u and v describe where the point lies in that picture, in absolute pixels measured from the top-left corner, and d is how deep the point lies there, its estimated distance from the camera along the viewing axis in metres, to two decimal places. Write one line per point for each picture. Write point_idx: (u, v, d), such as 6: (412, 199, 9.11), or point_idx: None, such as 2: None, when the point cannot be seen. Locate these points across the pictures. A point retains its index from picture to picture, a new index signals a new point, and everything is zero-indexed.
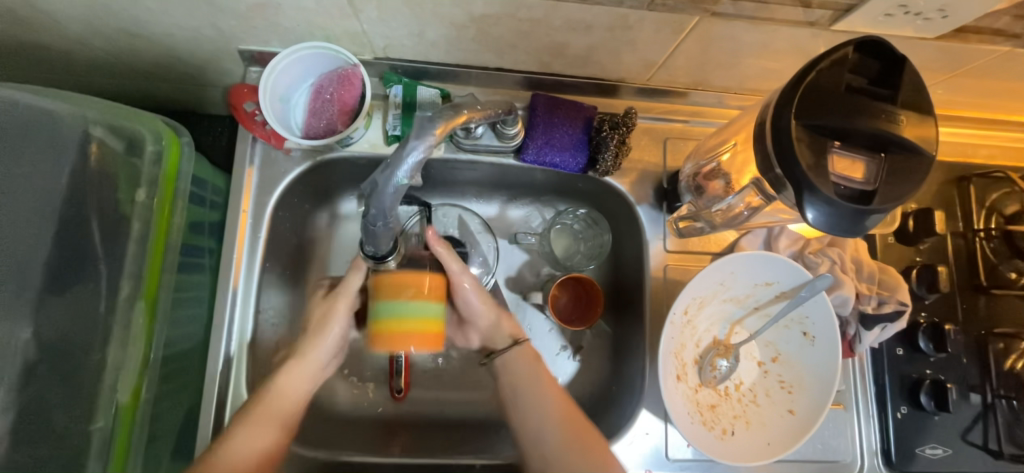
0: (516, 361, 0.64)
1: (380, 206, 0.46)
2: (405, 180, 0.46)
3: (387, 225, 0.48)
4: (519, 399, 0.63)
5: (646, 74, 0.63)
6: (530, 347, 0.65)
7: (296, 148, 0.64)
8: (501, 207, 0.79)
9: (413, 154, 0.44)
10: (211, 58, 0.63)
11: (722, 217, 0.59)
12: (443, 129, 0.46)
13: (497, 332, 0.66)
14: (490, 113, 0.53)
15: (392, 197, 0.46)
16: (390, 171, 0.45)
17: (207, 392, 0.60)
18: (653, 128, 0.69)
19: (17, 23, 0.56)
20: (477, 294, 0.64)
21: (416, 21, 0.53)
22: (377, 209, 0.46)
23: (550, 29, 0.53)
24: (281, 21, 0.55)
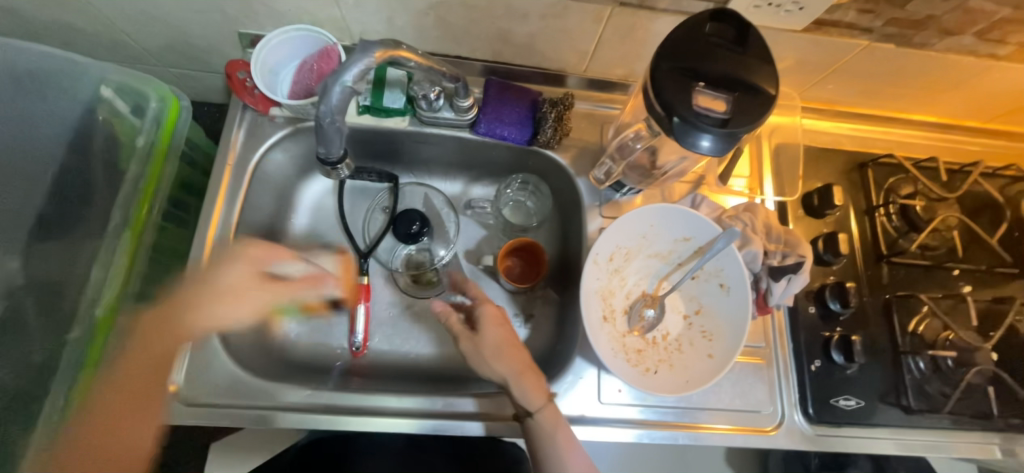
0: (539, 427, 0.62)
1: (326, 106, 0.58)
2: (348, 83, 0.58)
3: (332, 125, 0.60)
4: (546, 456, 0.62)
5: (583, 64, 0.75)
6: (554, 411, 0.63)
7: (280, 116, 0.73)
8: (465, 186, 0.89)
9: (351, 63, 0.56)
10: (216, 41, 0.75)
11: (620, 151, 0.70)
12: (383, 54, 0.57)
13: (526, 396, 0.62)
14: (434, 64, 0.63)
15: (339, 94, 0.58)
16: (336, 74, 0.57)
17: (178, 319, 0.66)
18: (593, 113, 0.79)
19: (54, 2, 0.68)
20: (501, 351, 0.64)
21: (385, 7, 0.65)
22: (324, 108, 0.58)
23: (494, 17, 0.65)
24: (276, 7, 0.66)
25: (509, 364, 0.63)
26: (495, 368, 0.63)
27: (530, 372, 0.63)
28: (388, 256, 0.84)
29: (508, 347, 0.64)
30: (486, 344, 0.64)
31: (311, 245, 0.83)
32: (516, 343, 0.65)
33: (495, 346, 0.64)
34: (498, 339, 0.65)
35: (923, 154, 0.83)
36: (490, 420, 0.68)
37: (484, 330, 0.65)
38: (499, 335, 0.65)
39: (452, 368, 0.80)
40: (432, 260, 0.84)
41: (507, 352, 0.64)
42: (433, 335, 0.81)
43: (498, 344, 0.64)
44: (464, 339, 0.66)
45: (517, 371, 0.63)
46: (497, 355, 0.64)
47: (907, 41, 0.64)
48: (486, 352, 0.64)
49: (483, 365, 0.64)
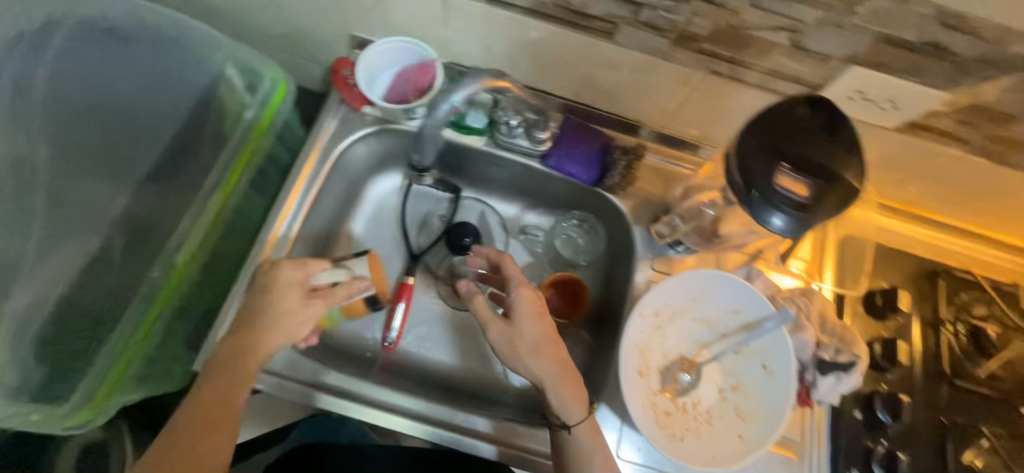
0: (575, 440, 0.61)
1: (432, 120, 0.69)
2: (455, 103, 0.67)
3: (432, 137, 0.71)
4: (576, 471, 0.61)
5: (660, 119, 0.76)
6: (589, 424, 0.62)
7: (370, 114, 0.78)
8: (520, 211, 0.91)
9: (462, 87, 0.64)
10: (325, 38, 0.81)
11: (689, 213, 0.72)
12: (490, 83, 0.65)
13: (563, 403, 0.61)
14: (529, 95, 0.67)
15: (445, 110, 0.68)
16: (448, 94, 0.66)
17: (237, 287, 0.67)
18: (661, 168, 0.80)
19: None
20: (541, 351, 0.62)
21: (489, 35, 0.69)
22: (430, 121, 0.69)
23: (588, 62, 0.68)
24: (390, 18, 0.72)
25: (546, 364, 0.62)
26: (534, 367, 0.62)
27: (569, 378, 0.62)
28: (437, 265, 0.86)
29: (546, 345, 0.63)
30: (523, 341, 0.63)
31: (368, 236, 0.87)
32: (554, 340, 0.63)
33: (531, 344, 0.63)
34: (536, 336, 0.63)
35: (1004, 276, 0.78)
36: (502, 445, 0.67)
37: (522, 323, 0.63)
38: (540, 329, 0.63)
39: (474, 385, 0.81)
40: None
41: (545, 351, 0.62)
42: (460, 348, 0.83)
43: (534, 341, 0.62)
44: (495, 327, 0.63)
45: (555, 374, 0.62)
46: (534, 353, 0.62)
47: (1002, 159, 0.63)
48: (521, 348, 0.62)
49: (518, 363, 0.63)
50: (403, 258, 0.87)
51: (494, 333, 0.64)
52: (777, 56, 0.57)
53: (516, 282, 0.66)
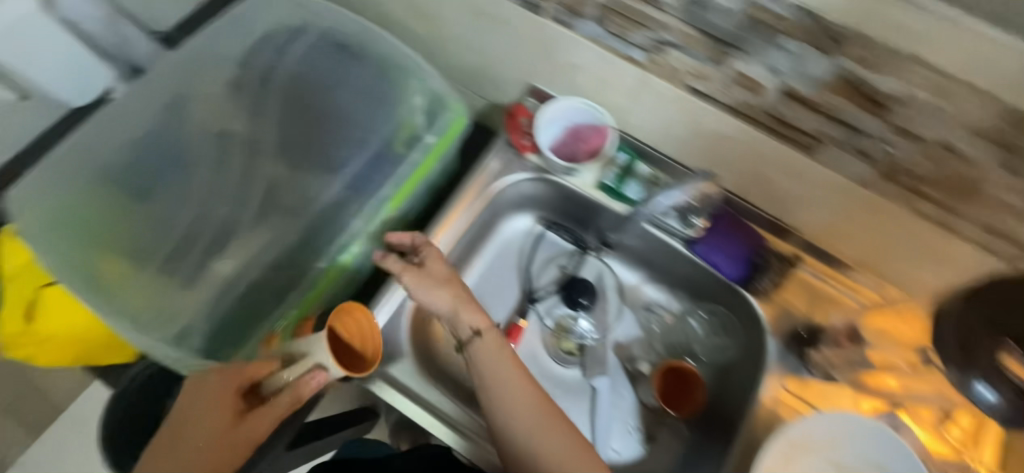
0: (483, 376, 0.68)
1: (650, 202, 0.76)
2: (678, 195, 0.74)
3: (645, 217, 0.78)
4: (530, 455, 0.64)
5: (823, 234, 0.73)
6: (497, 338, 0.69)
7: (532, 162, 0.82)
8: (638, 281, 0.89)
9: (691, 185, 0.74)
10: (504, 80, 0.86)
11: (883, 360, 0.70)
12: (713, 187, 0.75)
13: (468, 323, 0.70)
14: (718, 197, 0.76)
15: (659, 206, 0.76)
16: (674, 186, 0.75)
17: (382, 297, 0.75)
18: (809, 282, 0.75)
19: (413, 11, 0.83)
20: (443, 283, 0.70)
21: (672, 118, 0.70)
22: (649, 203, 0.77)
23: (771, 167, 0.67)
24: (577, 80, 0.75)
25: (450, 292, 0.70)
26: (438, 298, 0.69)
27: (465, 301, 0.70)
28: (546, 312, 0.88)
29: (450, 276, 0.71)
30: (431, 277, 0.70)
31: (491, 269, 0.90)
32: (453, 278, 0.71)
33: (439, 278, 0.70)
34: (445, 273, 0.71)
35: None
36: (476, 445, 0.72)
37: (429, 263, 0.71)
38: (450, 270, 0.71)
39: None
40: (580, 334, 0.85)
41: (447, 283, 0.70)
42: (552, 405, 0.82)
43: (444, 276, 0.70)
44: (409, 271, 0.69)
45: (458, 302, 0.70)
46: (435, 288, 0.69)
47: None
48: (434, 281, 0.70)
49: (422, 295, 0.70)
50: (517, 298, 0.89)
51: (406, 277, 0.69)
52: (1000, 214, 0.53)
53: (424, 241, 0.72)
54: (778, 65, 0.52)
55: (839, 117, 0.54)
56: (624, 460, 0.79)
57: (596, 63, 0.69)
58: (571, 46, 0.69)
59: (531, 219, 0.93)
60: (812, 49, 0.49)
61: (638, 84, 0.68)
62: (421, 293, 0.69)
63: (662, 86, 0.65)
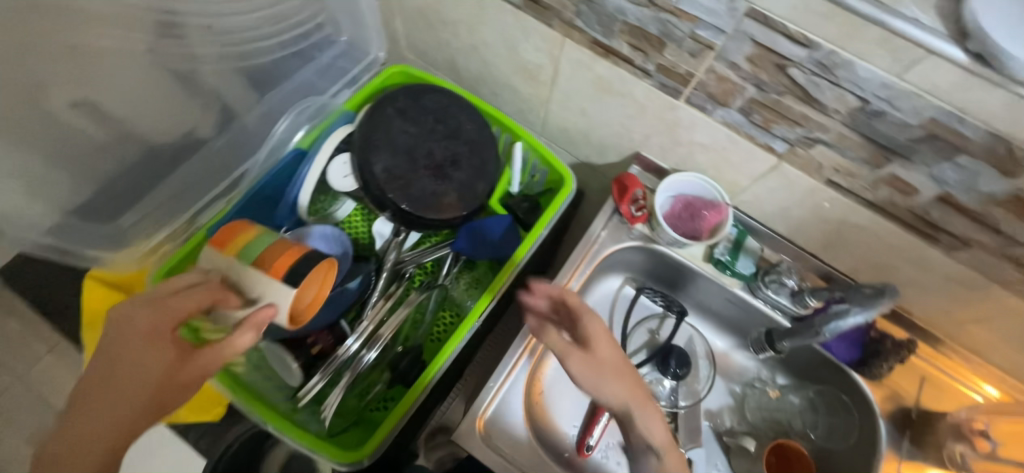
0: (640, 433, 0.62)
1: (826, 321, 0.70)
2: (858, 318, 0.67)
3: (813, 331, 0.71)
4: None
5: (934, 321, 0.74)
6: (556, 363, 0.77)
7: (639, 230, 0.83)
8: (729, 348, 0.90)
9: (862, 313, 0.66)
10: (607, 146, 0.87)
11: None
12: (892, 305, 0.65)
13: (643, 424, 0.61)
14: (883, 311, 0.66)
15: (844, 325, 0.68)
16: (850, 308, 0.67)
17: (504, 363, 0.74)
18: (913, 363, 0.77)
19: (526, 74, 0.84)
20: (620, 380, 0.61)
21: (796, 203, 0.71)
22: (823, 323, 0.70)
23: (897, 257, 0.68)
24: (695, 157, 0.76)
25: (626, 386, 0.61)
26: (608, 393, 0.61)
27: (573, 352, 0.61)
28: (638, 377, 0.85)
29: (609, 354, 0.62)
30: (603, 366, 0.61)
31: None
32: (619, 366, 0.62)
33: (612, 367, 0.62)
34: (615, 361, 0.62)
35: None
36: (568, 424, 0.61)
37: (598, 348, 0.62)
38: (611, 356, 0.62)
39: None
40: (672, 402, 0.83)
41: (610, 364, 0.61)
42: None
43: (615, 365, 0.62)
44: (573, 356, 0.61)
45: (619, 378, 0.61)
46: (615, 378, 0.61)
47: None
48: (606, 373, 0.61)
49: (596, 386, 0.61)
50: None
51: (572, 363, 0.61)
52: None
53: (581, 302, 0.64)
54: (944, 176, 0.54)
55: (996, 225, 0.56)
56: None
57: (726, 146, 0.70)
58: (702, 128, 0.70)
59: (622, 280, 0.93)
60: (990, 169, 0.50)
61: (769, 169, 0.69)
62: (583, 384, 0.61)
63: (797, 175, 0.66)
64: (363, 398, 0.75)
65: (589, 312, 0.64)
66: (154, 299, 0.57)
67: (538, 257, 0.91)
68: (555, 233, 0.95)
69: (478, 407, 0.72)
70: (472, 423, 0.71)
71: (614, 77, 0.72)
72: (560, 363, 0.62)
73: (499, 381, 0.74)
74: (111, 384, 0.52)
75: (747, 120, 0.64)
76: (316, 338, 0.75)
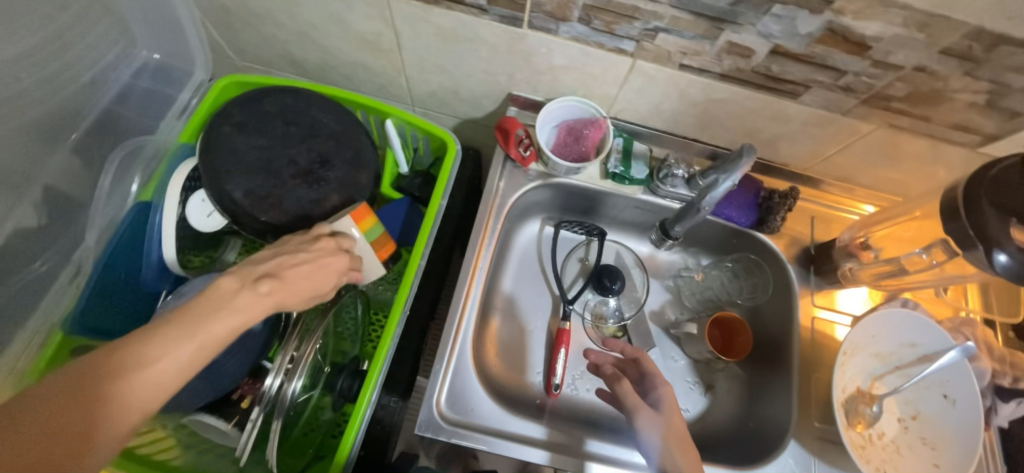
0: None
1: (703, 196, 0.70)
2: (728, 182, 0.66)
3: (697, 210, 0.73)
4: None
5: (808, 163, 0.81)
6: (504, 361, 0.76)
7: (535, 170, 0.82)
8: (653, 249, 0.95)
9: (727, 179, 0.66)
10: (481, 96, 0.85)
11: (913, 265, 0.73)
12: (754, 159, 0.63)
13: None
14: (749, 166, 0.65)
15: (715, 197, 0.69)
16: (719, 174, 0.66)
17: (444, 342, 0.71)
18: (802, 206, 0.85)
19: (370, 47, 0.79)
20: (682, 439, 0.63)
21: (663, 95, 0.73)
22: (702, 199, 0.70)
23: (759, 117, 0.73)
24: (562, 80, 0.76)
25: (682, 445, 0.62)
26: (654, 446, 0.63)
27: (645, 407, 0.65)
28: (584, 306, 0.91)
29: (675, 422, 0.64)
30: (671, 428, 0.64)
31: (521, 283, 0.90)
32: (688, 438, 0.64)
33: (674, 430, 0.63)
34: (680, 429, 0.64)
35: None
36: (556, 451, 0.69)
37: (668, 411, 0.65)
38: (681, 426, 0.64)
39: None
40: (617, 316, 0.89)
41: (669, 421, 0.64)
42: None
43: (681, 429, 0.64)
44: (642, 411, 0.65)
45: (678, 437, 0.63)
46: (677, 442, 0.62)
47: None
48: (672, 430, 0.63)
49: (648, 439, 0.63)
50: (551, 303, 0.90)
51: (642, 417, 0.65)
52: (963, 111, 0.63)
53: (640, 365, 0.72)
54: (768, 30, 0.57)
55: (826, 63, 0.60)
56: (694, 415, 0.83)
57: (584, 60, 0.70)
58: (555, 49, 0.69)
59: (539, 222, 0.94)
60: (798, 9, 0.53)
61: (629, 70, 0.70)
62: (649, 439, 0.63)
63: (652, 68, 0.68)
64: (317, 429, 0.71)
65: (657, 377, 0.69)
66: (308, 259, 0.58)
67: (454, 229, 0.92)
68: (460, 198, 0.93)
69: (430, 394, 0.68)
70: (430, 411, 0.67)
71: (453, 23, 0.69)
72: (631, 414, 0.65)
73: (443, 367, 0.70)
74: (214, 308, 0.48)
75: (590, 29, 0.64)
76: (246, 387, 0.71)
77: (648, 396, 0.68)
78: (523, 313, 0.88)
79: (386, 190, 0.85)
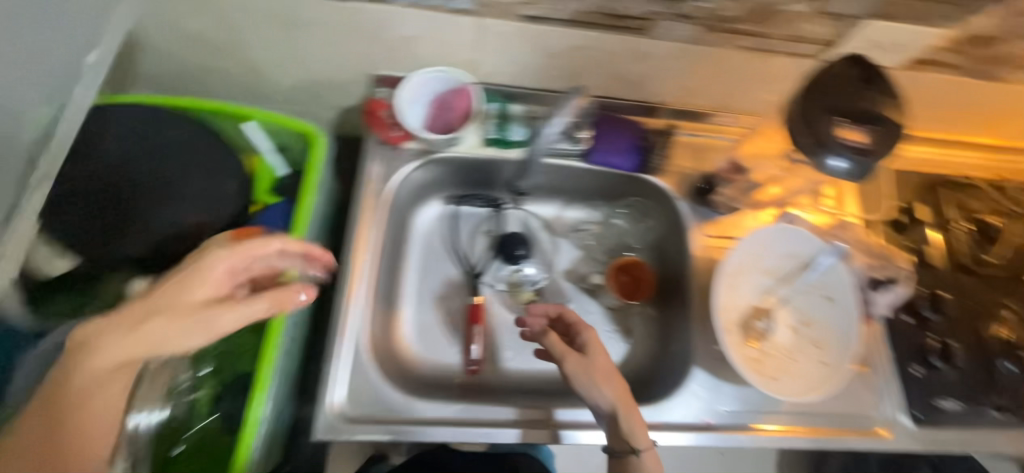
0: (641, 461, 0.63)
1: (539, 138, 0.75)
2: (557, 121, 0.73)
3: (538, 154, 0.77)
4: None
5: (683, 97, 0.82)
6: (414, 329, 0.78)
7: (410, 148, 0.79)
8: (558, 209, 0.94)
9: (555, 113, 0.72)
10: (346, 81, 0.80)
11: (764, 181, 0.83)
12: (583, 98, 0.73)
13: (631, 426, 0.64)
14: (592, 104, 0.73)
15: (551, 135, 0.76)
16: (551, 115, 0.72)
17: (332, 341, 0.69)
18: (688, 142, 0.85)
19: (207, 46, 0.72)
20: (609, 376, 0.66)
21: (521, 51, 0.71)
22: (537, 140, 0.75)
23: (619, 58, 0.72)
24: (418, 51, 0.73)
25: (616, 387, 0.66)
26: (599, 392, 0.66)
27: (572, 353, 0.68)
28: (493, 278, 0.89)
29: (606, 363, 0.68)
30: (597, 369, 0.67)
31: (427, 267, 0.88)
32: (616, 373, 0.67)
33: (604, 372, 0.67)
34: (609, 365, 0.68)
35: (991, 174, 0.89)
36: (526, 426, 0.70)
37: (593, 355, 0.68)
38: (607, 363, 0.68)
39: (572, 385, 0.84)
40: (530, 280, 0.87)
41: (598, 364, 0.67)
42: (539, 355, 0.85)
43: (606, 368, 0.67)
44: (570, 357, 0.68)
45: (610, 373, 0.66)
46: (607, 380, 0.66)
47: (986, 77, 0.72)
48: (597, 374, 0.66)
49: (589, 388, 0.66)
50: (461, 281, 0.88)
51: (570, 363, 0.68)
52: (799, 22, 0.64)
53: (574, 319, 0.73)
54: None
55: None
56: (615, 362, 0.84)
57: (431, 26, 0.67)
58: (397, 18, 0.66)
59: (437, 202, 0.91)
60: None
61: (479, 30, 0.67)
62: (580, 384, 0.66)
63: (497, 23, 0.66)
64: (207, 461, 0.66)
65: (579, 325, 0.72)
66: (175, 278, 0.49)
67: None
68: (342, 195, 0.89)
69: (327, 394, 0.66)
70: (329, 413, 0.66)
71: None
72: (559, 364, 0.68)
73: (337, 367, 0.68)
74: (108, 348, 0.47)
75: None
76: None
77: (576, 344, 0.70)
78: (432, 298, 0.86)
79: (259, 198, 0.78)
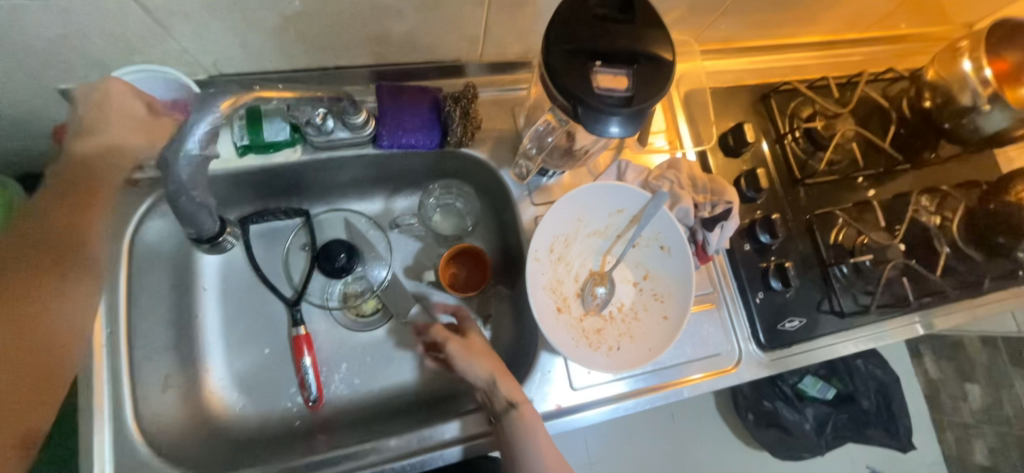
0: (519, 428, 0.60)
1: (176, 182, 0.52)
2: (195, 150, 0.52)
3: (190, 200, 0.54)
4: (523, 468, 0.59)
5: (477, 50, 0.69)
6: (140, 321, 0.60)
7: (144, 178, 0.63)
8: (386, 201, 0.82)
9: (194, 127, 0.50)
10: (36, 105, 0.61)
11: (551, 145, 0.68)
12: (228, 104, 0.51)
13: (511, 391, 0.61)
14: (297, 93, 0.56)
15: (186, 165, 0.52)
16: (176, 144, 0.51)
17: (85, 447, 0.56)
18: (500, 100, 0.74)
19: None
20: (485, 351, 0.65)
21: (231, 29, 0.55)
22: (175, 185, 0.52)
23: (363, 18, 0.57)
24: (93, 52, 0.54)
25: (494, 359, 0.64)
26: (473, 372, 0.63)
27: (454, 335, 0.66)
28: (323, 295, 0.78)
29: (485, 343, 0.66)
30: (475, 346, 0.65)
31: (237, 303, 0.74)
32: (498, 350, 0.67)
33: (482, 347, 0.65)
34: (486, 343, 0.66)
35: (818, 73, 0.86)
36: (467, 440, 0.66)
37: (472, 335, 0.67)
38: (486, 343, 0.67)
39: (432, 391, 0.77)
40: (371, 286, 0.78)
41: (476, 343, 0.66)
42: (391, 366, 0.77)
43: (485, 346, 0.66)
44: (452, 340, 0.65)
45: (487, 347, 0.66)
46: (486, 353, 0.64)
47: None
48: (476, 350, 0.64)
49: (471, 365, 0.63)
50: (282, 308, 0.75)
51: (451, 345, 0.65)
52: None
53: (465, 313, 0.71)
54: None
55: None
56: None
57: (76, 19, 0.49)
58: (14, 17, 0.47)
59: None
60: None
61: (147, 13, 0.50)
62: (461, 360, 0.63)
63: (166, 1, 0.49)
64: None
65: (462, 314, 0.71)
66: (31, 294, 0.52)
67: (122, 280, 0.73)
68: None
69: None
70: None
71: None
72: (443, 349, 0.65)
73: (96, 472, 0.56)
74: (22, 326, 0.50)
75: None
76: None
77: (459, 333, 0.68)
78: (247, 339, 0.73)
79: None
